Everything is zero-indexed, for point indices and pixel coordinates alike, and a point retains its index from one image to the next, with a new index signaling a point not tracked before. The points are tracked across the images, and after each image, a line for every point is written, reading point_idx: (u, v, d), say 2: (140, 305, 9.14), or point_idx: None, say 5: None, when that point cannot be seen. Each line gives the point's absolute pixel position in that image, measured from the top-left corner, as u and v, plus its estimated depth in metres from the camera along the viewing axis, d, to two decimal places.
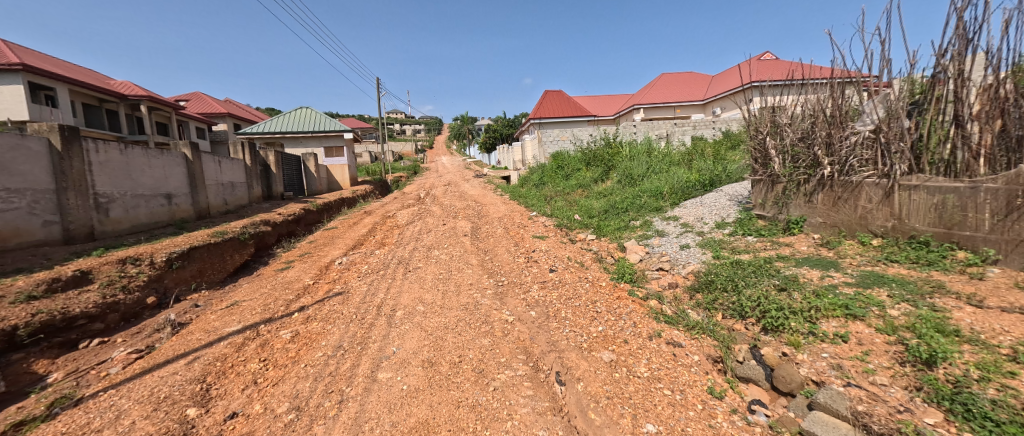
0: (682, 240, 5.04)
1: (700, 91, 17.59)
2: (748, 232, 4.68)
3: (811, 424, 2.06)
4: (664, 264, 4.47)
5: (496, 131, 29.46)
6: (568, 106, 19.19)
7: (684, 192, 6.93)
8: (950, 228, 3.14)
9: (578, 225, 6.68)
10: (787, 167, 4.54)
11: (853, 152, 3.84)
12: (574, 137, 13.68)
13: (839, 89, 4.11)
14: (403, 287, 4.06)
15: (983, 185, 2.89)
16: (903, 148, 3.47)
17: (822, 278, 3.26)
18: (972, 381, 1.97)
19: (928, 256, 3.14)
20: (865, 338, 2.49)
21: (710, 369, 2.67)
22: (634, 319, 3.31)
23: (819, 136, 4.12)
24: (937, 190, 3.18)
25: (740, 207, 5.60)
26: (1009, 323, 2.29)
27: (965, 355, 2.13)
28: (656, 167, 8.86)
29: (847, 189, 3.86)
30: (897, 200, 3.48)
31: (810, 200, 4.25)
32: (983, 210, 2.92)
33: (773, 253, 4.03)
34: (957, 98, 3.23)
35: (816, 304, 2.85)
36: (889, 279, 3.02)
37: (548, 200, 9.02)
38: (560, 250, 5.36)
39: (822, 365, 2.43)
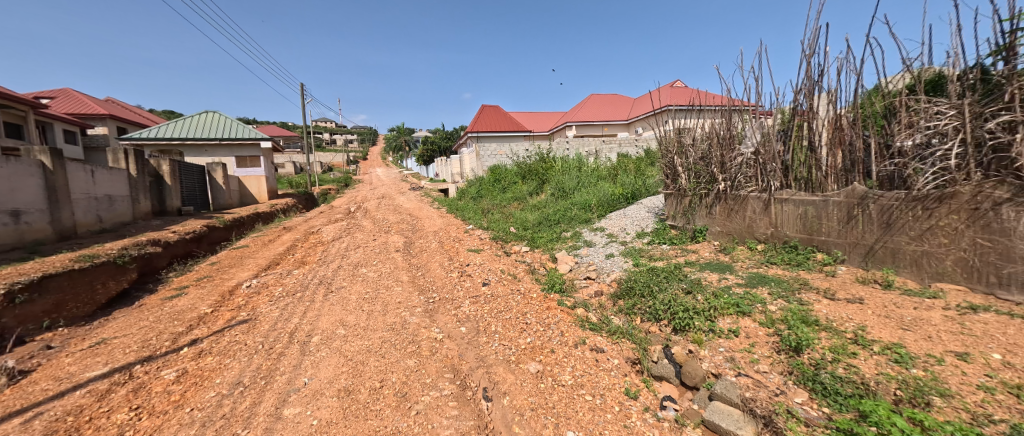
0: (607, 250, 5.39)
1: (624, 112, 19.25)
2: (663, 240, 5.17)
3: (710, 413, 2.30)
4: (591, 273, 4.72)
5: (435, 143, 29.02)
6: (505, 121, 19.66)
7: (610, 205, 7.46)
8: (811, 234, 3.78)
9: (513, 237, 6.79)
10: (691, 182, 5.14)
11: (740, 170, 4.48)
12: (511, 152, 14.02)
13: (729, 116, 4.77)
14: (323, 310, 3.73)
15: (831, 198, 3.54)
16: (776, 168, 4.13)
17: (720, 280, 3.71)
18: (827, 362, 2.36)
19: (796, 257, 3.75)
20: (751, 332, 2.87)
21: (629, 371, 2.84)
22: (562, 328, 3.42)
23: (715, 156, 4.74)
24: (800, 203, 3.82)
25: (656, 218, 6.17)
26: (852, 311, 2.80)
27: (823, 341, 2.55)
28: (586, 181, 9.43)
29: (737, 202, 4.49)
30: (773, 211, 4.11)
31: (710, 212, 4.86)
32: (832, 219, 3.56)
33: (682, 259, 4.50)
34: (810, 127, 3.93)
35: (714, 304, 3.22)
36: (769, 278, 3.54)
37: (484, 213, 9.07)
38: (494, 263, 5.38)
39: (719, 358, 2.73)
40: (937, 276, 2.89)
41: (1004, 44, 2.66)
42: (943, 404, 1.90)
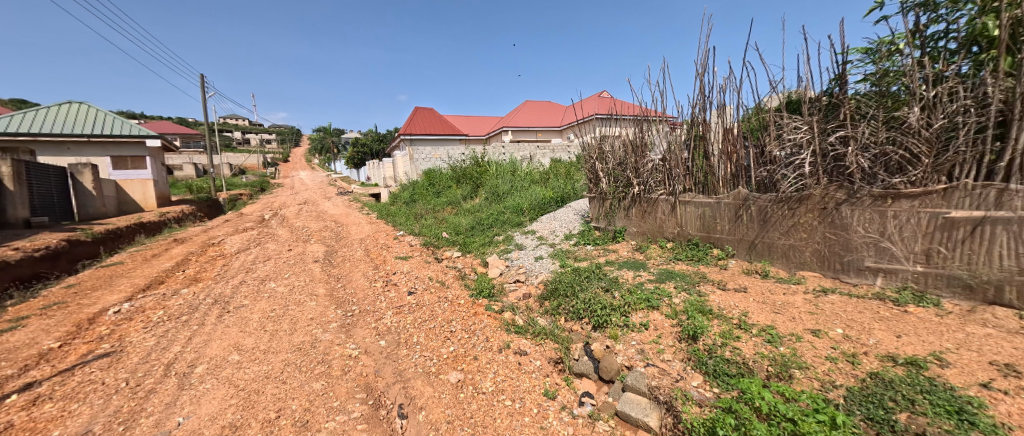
0: (537, 252, 5.53)
1: (557, 119, 20.08)
2: (587, 242, 5.45)
3: (622, 404, 2.43)
4: (520, 276, 4.77)
5: (366, 145, 27.46)
6: (440, 124, 19.30)
7: (540, 208, 7.69)
8: (708, 232, 4.24)
9: (444, 242, 6.63)
10: (611, 186, 5.49)
11: (651, 175, 4.89)
12: (446, 155, 13.80)
13: (641, 125, 5.19)
14: (215, 334, 3.26)
15: (722, 200, 4.01)
16: (680, 174, 4.58)
17: (635, 277, 4.00)
18: (718, 347, 2.63)
19: (697, 253, 4.19)
20: (659, 324, 3.12)
21: (550, 371, 2.90)
22: (487, 333, 3.40)
23: (630, 162, 5.13)
24: (700, 205, 4.28)
25: (582, 220, 6.49)
26: (738, 299, 3.18)
27: (714, 328, 2.86)
28: (518, 185, 9.61)
29: (649, 204, 4.89)
30: (678, 212, 4.55)
31: (628, 214, 5.23)
32: (724, 218, 4.03)
33: (603, 259, 4.77)
34: (705, 138, 4.42)
35: (628, 300, 3.45)
36: (675, 273, 3.89)
37: (416, 218, 8.75)
38: (422, 271, 5.18)
39: (632, 351, 2.91)
40: (801, 265, 3.41)
41: (838, 73, 3.25)
42: (801, 375, 2.23)
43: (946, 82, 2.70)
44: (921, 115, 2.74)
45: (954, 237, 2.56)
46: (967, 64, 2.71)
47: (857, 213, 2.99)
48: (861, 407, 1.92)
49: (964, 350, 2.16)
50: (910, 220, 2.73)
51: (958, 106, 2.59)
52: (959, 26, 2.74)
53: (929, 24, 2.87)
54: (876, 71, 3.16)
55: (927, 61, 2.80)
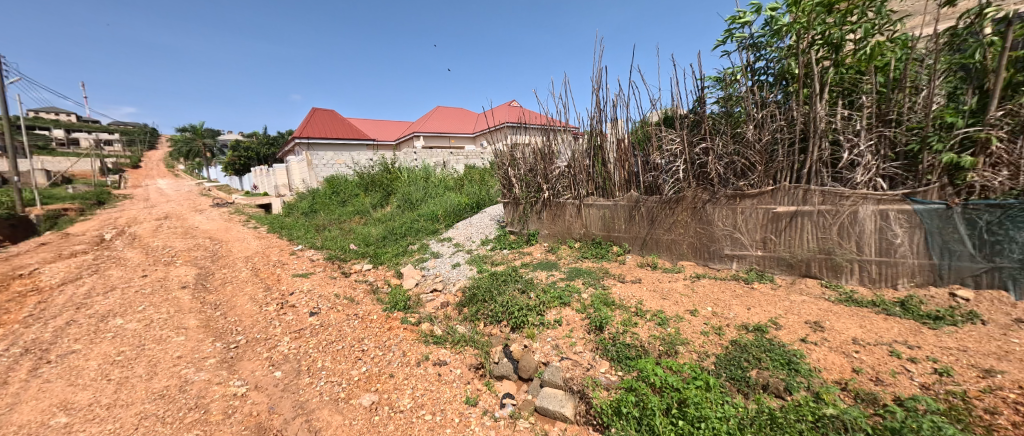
0: (454, 259, 5.47)
1: (470, 126, 20.23)
2: (503, 246, 5.61)
3: (540, 400, 2.53)
4: (437, 285, 4.64)
5: (252, 149, 23.87)
6: (343, 127, 17.82)
7: (456, 215, 7.64)
8: (608, 232, 4.72)
9: (352, 255, 6.10)
10: (523, 191, 5.75)
11: (558, 180, 5.26)
12: (351, 161, 12.77)
13: (549, 134, 5.56)
14: (25, 394, 2.47)
15: (619, 202, 4.51)
16: (583, 179, 5.02)
17: (548, 277, 4.24)
18: (620, 334, 2.94)
19: (600, 251, 4.64)
20: (570, 319, 3.35)
21: (471, 377, 2.88)
22: (404, 348, 3.23)
23: (540, 169, 5.45)
24: (601, 207, 4.73)
25: (498, 225, 6.65)
26: (635, 290, 3.61)
27: (617, 317, 3.18)
28: (433, 192, 9.40)
29: (558, 208, 5.26)
30: (583, 214, 4.97)
31: (540, 217, 5.55)
32: (620, 218, 4.54)
33: (519, 261, 4.96)
34: (602, 147, 4.91)
35: (543, 299, 3.62)
36: (583, 271, 4.23)
37: (318, 230, 7.90)
38: (326, 288, 4.67)
39: (548, 347, 3.07)
40: (681, 256, 4.02)
41: (699, 95, 3.93)
42: (684, 350, 2.62)
43: (769, 107, 3.47)
44: (754, 132, 3.47)
45: (779, 227, 3.30)
46: (780, 94, 3.53)
47: (717, 210, 3.65)
48: (726, 370, 2.34)
49: (789, 314, 2.80)
50: (753, 215, 3.44)
51: (777, 126, 3.35)
52: (774, 64, 3.55)
53: (756, 61, 3.66)
54: (724, 95, 3.91)
55: (756, 90, 3.56)
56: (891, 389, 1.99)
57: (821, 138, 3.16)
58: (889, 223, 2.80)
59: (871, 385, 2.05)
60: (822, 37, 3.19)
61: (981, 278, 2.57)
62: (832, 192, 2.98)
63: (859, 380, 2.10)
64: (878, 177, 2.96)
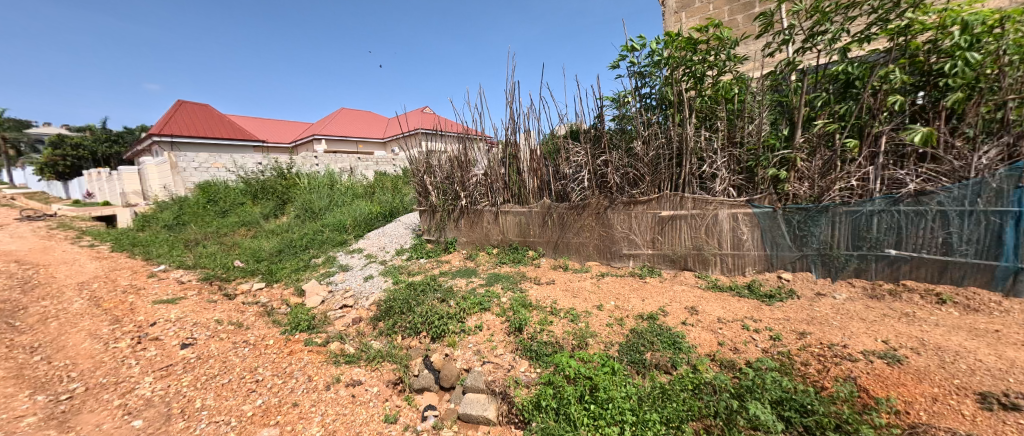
0: (366, 271, 5.14)
1: (379, 130, 19.18)
2: (420, 255, 5.54)
3: (463, 407, 2.53)
4: (347, 300, 4.28)
5: (86, 147, 18.85)
6: (222, 125, 15.27)
7: (366, 224, 7.20)
8: (524, 237, 4.98)
9: (238, 273, 5.25)
10: (440, 199, 5.74)
11: (475, 188, 5.35)
12: (233, 164, 10.99)
13: (465, 143, 5.63)
14: None
15: (533, 209, 4.79)
16: (499, 187, 5.19)
17: (467, 284, 4.29)
18: (538, 333, 3.11)
19: (517, 255, 4.88)
20: (491, 323, 3.43)
21: (389, 394, 2.74)
22: (309, 372, 2.91)
23: (456, 177, 5.49)
24: (516, 214, 4.96)
25: (413, 234, 6.49)
26: (549, 291, 3.86)
27: (534, 317, 3.37)
28: (339, 200, 8.68)
29: (476, 215, 5.37)
30: (500, 221, 5.15)
31: (458, 225, 5.60)
32: (534, 224, 4.83)
33: (437, 270, 4.91)
34: (515, 156, 5.13)
35: (463, 306, 3.63)
36: (502, 276, 4.39)
37: (190, 245, 6.62)
38: (203, 313, 3.94)
39: (469, 353, 3.08)
40: (588, 257, 4.45)
41: (599, 113, 4.41)
42: (593, 342, 2.91)
43: (653, 127, 4.06)
44: (642, 148, 4.04)
45: (663, 229, 3.89)
46: (662, 116, 4.16)
47: (616, 215, 4.14)
48: (627, 355, 2.67)
49: (673, 302, 3.32)
50: (644, 219, 3.98)
51: (660, 143, 3.95)
52: (656, 90, 4.17)
53: (642, 86, 4.26)
54: (619, 114, 4.44)
55: (643, 111, 4.15)
56: (743, 355, 2.52)
57: (690, 154, 3.82)
58: (739, 223, 3.52)
59: (731, 353, 2.56)
60: (689, 70, 3.88)
61: (795, 263, 3.37)
62: (700, 199, 3.63)
63: (723, 351, 2.60)
64: (731, 187, 3.69)
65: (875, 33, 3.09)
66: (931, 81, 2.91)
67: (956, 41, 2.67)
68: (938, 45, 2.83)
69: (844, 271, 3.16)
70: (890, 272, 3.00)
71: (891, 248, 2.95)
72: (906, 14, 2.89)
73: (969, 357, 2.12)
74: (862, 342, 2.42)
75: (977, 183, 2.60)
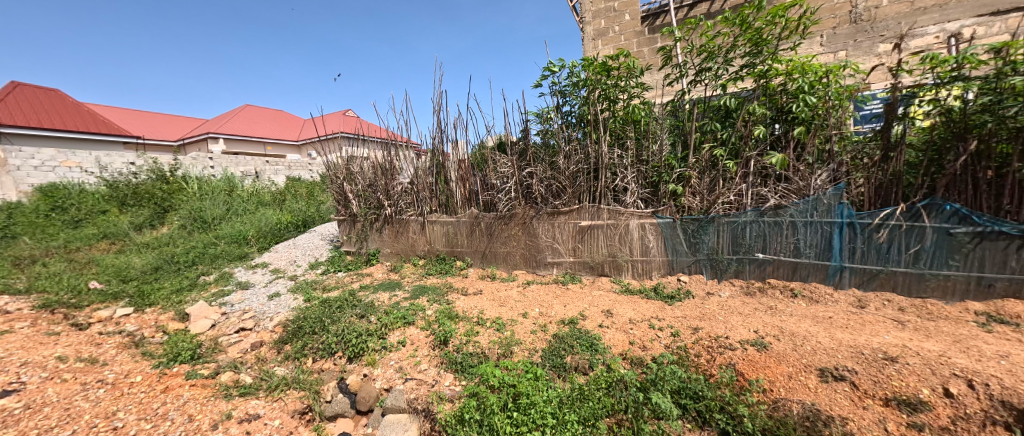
0: (271, 288, 4.58)
1: (293, 132, 17.45)
2: (338, 268, 5.15)
3: (382, 430, 2.36)
4: (245, 323, 3.74)
5: None
6: (79, 115, 12.48)
7: (274, 235, 6.51)
8: (452, 247, 4.91)
9: (93, 297, 4.26)
10: (362, 207, 5.43)
11: (401, 197, 5.15)
12: (94, 162, 8.99)
13: (390, 149, 5.41)
14: None
15: (460, 219, 4.76)
16: (426, 196, 5.07)
17: (390, 298, 4.07)
18: (464, 344, 3.07)
19: (444, 266, 4.81)
20: (415, 338, 3.29)
21: (294, 426, 2.45)
22: (190, 411, 2.46)
23: (380, 185, 5.24)
24: (444, 224, 4.89)
25: (331, 246, 6.03)
26: (476, 301, 3.85)
27: (460, 329, 3.33)
28: (239, 209, 7.67)
29: (401, 225, 5.16)
30: (427, 231, 5.01)
31: (381, 235, 5.33)
32: (462, 234, 4.80)
33: (357, 284, 4.59)
34: (443, 165, 5.05)
35: (385, 321, 3.44)
36: (428, 288, 4.27)
37: (21, 262, 5.20)
38: (38, 350, 3.10)
39: (390, 372, 2.90)
40: (514, 266, 4.57)
41: (524, 127, 4.59)
42: (518, 349, 2.96)
43: (573, 143, 4.36)
44: (564, 162, 4.30)
45: (583, 238, 4.15)
46: (581, 132, 4.44)
47: (541, 225, 4.31)
48: (549, 360, 2.77)
49: (591, 306, 3.55)
50: (566, 228, 4.21)
51: (580, 157, 4.24)
52: (575, 108, 4.48)
53: (563, 104, 4.55)
54: (543, 129, 4.65)
55: (564, 128, 4.42)
56: (649, 352, 2.79)
57: (605, 169, 4.17)
58: (646, 232, 3.92)
59: (640, 351, 2.81)
60: (604, 92, 4.26)
61: (690, 266, 3.85)
62: (614, 210, 3.96)
63: (633, 349, 2.84)
64: (639, 199, 4.09)
65: (745, 74, 3.73)
66: (783, 117, 3.60)
67: (799, 86, 3.36)
68: (787, 88, 3.53)
69: (726, 272, 3.70)
70: (759, 273, 3.58)
71: (760, 252, 3.53)
72: (766, 61, 3.56)
73: (813, 339, 2.63)
74: (739, 333, 2.85)
75: (814, 199, 3.27)
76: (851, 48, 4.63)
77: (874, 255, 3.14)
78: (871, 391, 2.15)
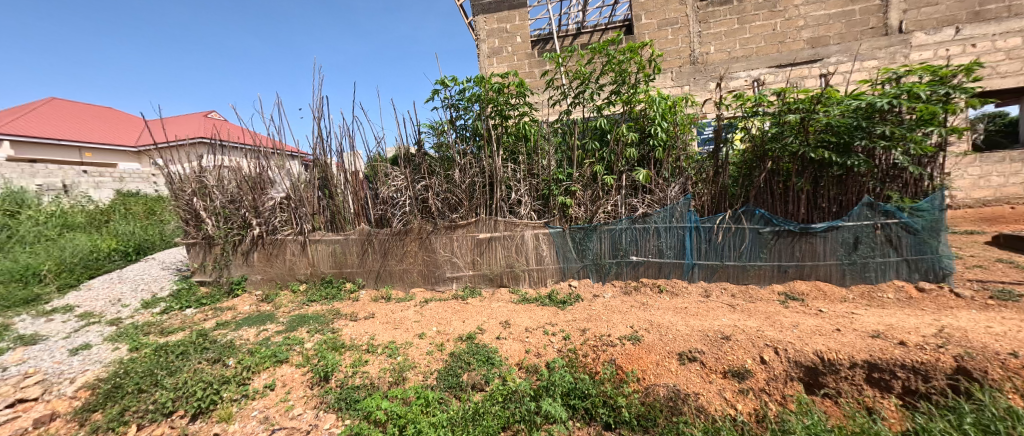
0: (76, 340, 3.47)
1: (127, 136, 13.93)
2: (185, 304, 4.18)
3: None
4: (25, 392, 2.72)
5: None
6: None
7: (87, 269, 5.05)
8: (341, 268, 4.43)
9: None
10: (220, 228, 4.56)
11: (273, 214, 4.46)
12: None
13: (258, 159, 4.69)
14: None
15: (350, 237, 4.33)
16: (306, 213, 4.49)
17: (257, 334, 3.44)
18: (349, 378, 2.73)
19: (331, 290, 4.30)
20: (287, 379, 2.82)
21: None
22: None
23: (246, 200, 4.48)
24: (329, 243, 4.38)
25: (176, 277, 4.93)
26: (367, 326, 3.52)
27: (345, 360, 2.97)
28: (28, 236, 5.74)
29: (275, 246, 4.47)
30: (308, 252, 4.43)
31: (248, 259, 4.54)
32: (353, 253, 4.37)
33: (212, 321, 3.78)
34: (329, 178, 4.57)
35: (248, 363, 2.89)
36: (308, 317, 3.74)
37: None
38: None
39: (252, 424, 2.38)
40: (412, 283, 4.33)
41: (417, 140, 4.45)
42: (411, 374, 2.76)
43: (467, 157, 4.39)
44: (459, 175, 4.30)
45: (481, 250, 4.16)
46: (476, 146, 4.49)
47: (439, 239, 4.19)
48: (444, 381, 2.63)
49: (490, 319, 3.54)
50: (464, 242, 4.16)
51: (474, 171, 4.28)
52: (468, 123, 4.50)
53: (457, 117, 4.54)
54: (438, 142, 4.56)
55: (459, 141, 4.42)
56: (542, 358, 2.88)
57: (500, 183, 4.28)
58: (540, 242, 4.11)
59: (534, 358, 2.89)
60: (497, 108, 4.39)
61: (579, 271, 4.17)
62: (510, 222, 4.07)
63: (528, 358, 2.90)
64: (533, 211, 4.28)
65: (615, 100, 4.24)
66: (645, 138, 4.20)
67: (655, 113, 3.97)
68: (647, 114, 4.13)
69: (608, 275, 4.10)
70: (633, 273, 4.06)
71: (633, 255, 4.01)
72: (631, 90, 4.12)
73: (673, 328, 3.05)
74: (619, 329, 3.15)
75: (670, 208, 3.84)
76: (692, 85, 5.70)
77: (713, 252, 3.83)
78: (714, 367, 2.56)
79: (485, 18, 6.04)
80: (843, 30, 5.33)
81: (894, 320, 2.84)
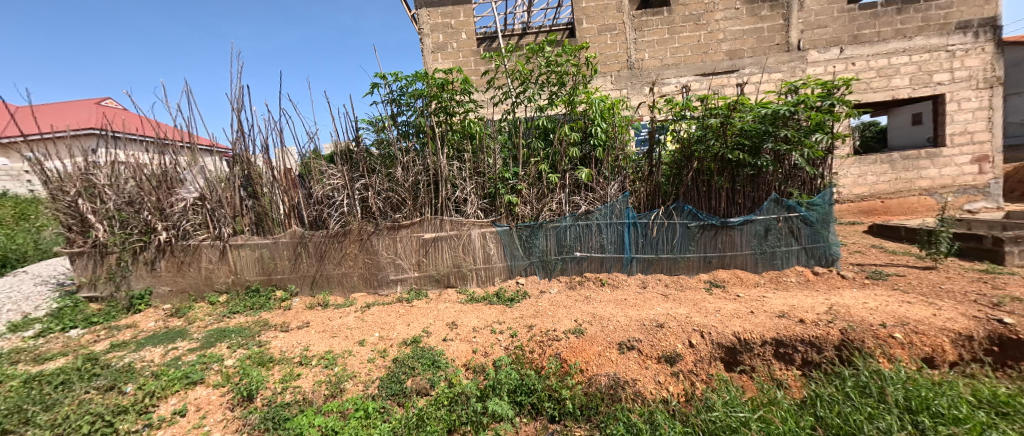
0: None
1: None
2: (69, 324, 3.54)
3: None
4: None
5: None
6: None
7: None
8: (269, 275, 4.04)
9: None
10: (115, 234, 3.93)
11: (185, 217, 3.95)
12: None
13: (163, 154, 4.11)
14: None
15: (279, 240, 3.97)
16: (226, 215, 4.03)
17: (165, 353, 3.02)
18: (278, 394, 2.49)
19: (258, 300, 3.91)
20: (202, 402, 2.49)
21: None
22: None
23: (148, 202, 3.92)
24: (255, 247, 3.97)
25: (55, 293, 4.16)
26: (300, 337, 3.24)
27: (274, 376, 2.71)
28: None
29: (187, 253, 3.95)
30: (230, 258, 3.98)
31: (153, 269, 3.96)
32: (283, 257, 4.00)
33: (106, 342, 3.25)
34: (253, 176, 4.14)
35: (152, 388, 2.52)
36: (229, 331, 3.36)
37: None
38: None
39: None
40: (352, 288, 4.08)
41: (355, 136, 4.19)
42: (349, 385, 2.59)
43: (410, 155, 4.23)
44: (402, 174, 4.13)
45: (427, 251, 4.04)
46: (419, 143, 4.34)
47: (381, 241, 3.99)
48: (387, 389, 2.51)
49: (436, 321, 3.45)
50: (408, 242, 4.01)
51: (418, 169, 4.14)
52: (410, 119, 4.33)
53: (398, 113, 4.35)
54: (378, 138, 4.34)
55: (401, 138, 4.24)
56: (490, 357, 2.87)
57: (445, 181, 4.20)
58: (487, 240, 4.09)
59: (481, 358, 2.87)
60: (441, 105, 4.28)
61: (526, 269, 4.21)
62: (455, 221, 4.01)
63: (476, 358, 2.87)
64: (479, 210, 4.25)
65: (558, 101, 4.35)
66: (587, 139, 4.35)
67: (595, 115, 4.14)
68: (588, 115, 4.29)
69: (554, 271, 4.21)
70: (577, 268, 4.20)
71: (577, 251, 4.15)
72: (572, 91, 4.24)
73: (614, 320, 3.20)
74: (564, 324, 3.23)
75: (611, 205, 4.03)
76: (629, 89, 6.05)
77: (649, 246, 4.09)
78: (650, 353, 2.73)
79: (429, 12, 5.86)
80: (756, 45, 5.98)
81: (796, 302, 3.24)
